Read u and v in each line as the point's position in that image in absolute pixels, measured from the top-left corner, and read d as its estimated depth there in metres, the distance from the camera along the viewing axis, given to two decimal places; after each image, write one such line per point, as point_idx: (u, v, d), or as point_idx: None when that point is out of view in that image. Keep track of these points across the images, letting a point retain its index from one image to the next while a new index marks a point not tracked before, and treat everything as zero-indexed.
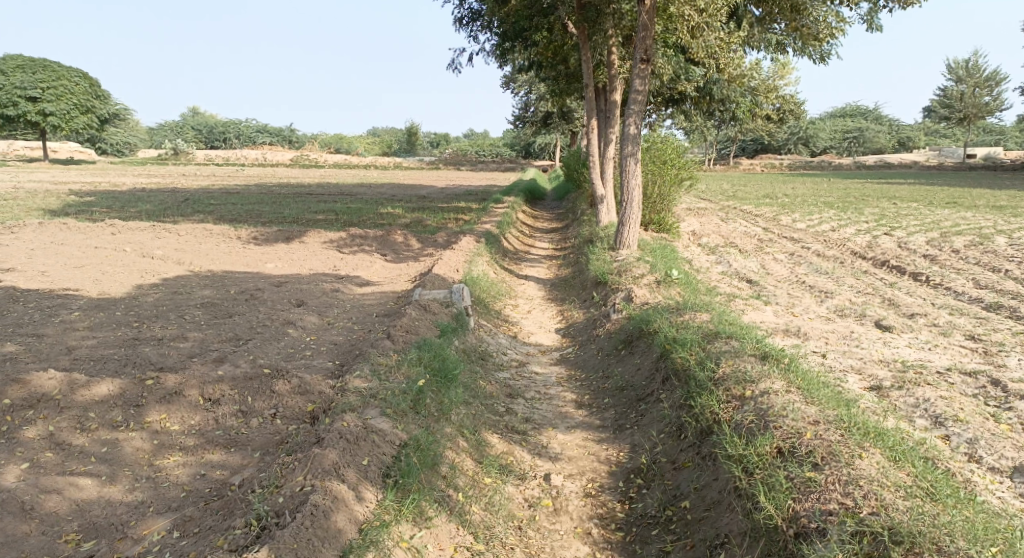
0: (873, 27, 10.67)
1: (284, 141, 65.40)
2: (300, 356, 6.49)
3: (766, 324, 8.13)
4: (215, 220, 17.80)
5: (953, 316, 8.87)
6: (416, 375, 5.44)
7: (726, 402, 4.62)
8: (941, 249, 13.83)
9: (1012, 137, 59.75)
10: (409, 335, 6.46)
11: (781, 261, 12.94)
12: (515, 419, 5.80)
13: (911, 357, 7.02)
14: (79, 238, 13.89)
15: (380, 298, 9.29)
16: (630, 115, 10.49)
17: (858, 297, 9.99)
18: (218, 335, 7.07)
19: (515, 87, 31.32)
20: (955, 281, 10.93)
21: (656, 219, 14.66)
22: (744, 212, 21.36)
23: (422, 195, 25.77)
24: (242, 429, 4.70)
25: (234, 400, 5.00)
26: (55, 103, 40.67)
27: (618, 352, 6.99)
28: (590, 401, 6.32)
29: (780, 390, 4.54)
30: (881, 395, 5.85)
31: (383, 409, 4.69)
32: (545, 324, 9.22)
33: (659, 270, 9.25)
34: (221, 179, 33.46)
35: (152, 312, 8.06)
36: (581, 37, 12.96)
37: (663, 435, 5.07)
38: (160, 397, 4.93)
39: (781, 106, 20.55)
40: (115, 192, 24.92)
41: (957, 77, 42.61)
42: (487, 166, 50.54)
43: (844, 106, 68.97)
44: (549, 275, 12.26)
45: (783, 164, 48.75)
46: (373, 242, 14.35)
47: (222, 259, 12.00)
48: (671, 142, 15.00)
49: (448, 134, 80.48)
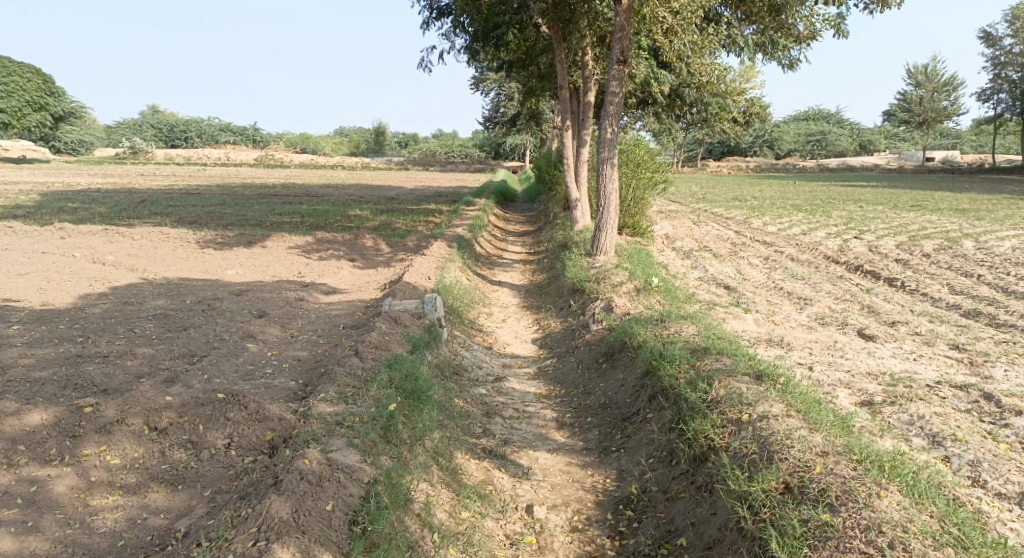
0: (840, 32, 10.57)
1: (248, 140, 63.87)
2: (260, 375, 6.01)
3: (748, 333, 7.86)
4: (173, 223, 17.06)
5: (934, 324, 8.73)
6: (386, 397, 5.00)
7: (722, 426, 4.32)
8: (912, 253, 13.83)
9: (967, 141, 61.47)
10: (379, 351, 6.02)
11: (757, 266, 12.77)
12: (493, 442, 5.41)
13: (898, 369, 6.81)
14: (26, 242, 13.11)
15: (347, 308, 8.82)
16: (605, 116, 10.14)
17: (837, 304, 9.80)
18: (170, 352, 6.54)
19: (485, 88, 30.91)
20: (931, 287, 10.84)
21: (630, 222, 14.41)
22: (715, 215, 21.28)
23: (391, 197, 25.27)
24: (191, 463, 4.23)
25: (184, 429, 4.52)
26: (5, 100, 39.02)
27: (600, 366, 6.64)
28: (572, 421, 5.95)
29: (781, 414, 4.25)
30: (874, 411, 5.60)
31: (350, 439, 4.26)
32: (521, 333, 8.85)
33: (639, 277, 8.95)
34: (182, 179, 32.49)
35: (98, 325, 7.48)
36: (556, 38, 12.68)
37: (653, 461, 4.74)
38: (100, 427, 4.43)
39: (749, 109, 20.55)
40: (67, 193, 23.92)
41: (916, 82, 43.46)
42: (456, 167, 50.09)
43: (807, 108, 70.03)
44: (523, 280, 11.91)
45: (749, 166, 49.17)
46: (340, 246, 13.83)
47: (179, 265, 11.39)
48: (643, 145, 14.79)
49: (415, 136, 79.86)
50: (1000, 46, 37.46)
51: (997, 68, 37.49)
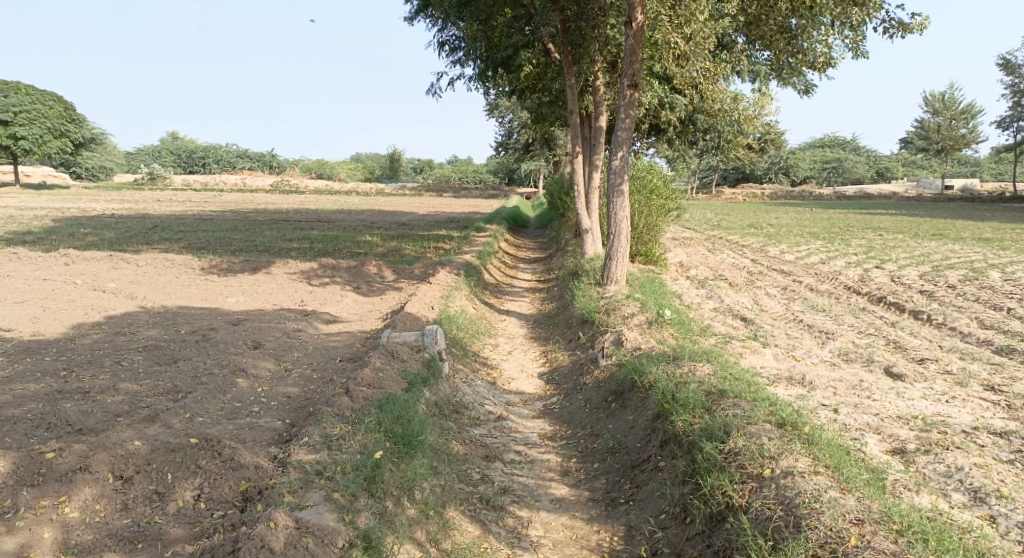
0: (859, 55, 10.19)
1: (265, 166, 64.40)
2: (245, 413, 5.65)
3: (767, 369, 7.40)
4: (180, 249, 16.87)
5: (966, 361, 8.21)
6: (374, 443, 4.62)
7: (741, 482, 3.92)
8: (937, 284, 13.30)
9: (987, 169, 60.66)
10: (371, 389, 5.62)
11: (775, 297, 12.28)
12: (491, 490, 5.00)
13: (930, 412, 6.32)
14: (30, 269, 12.96)
15: (347, 339, 8.46)
16: (615, 143, 9.79)
17: (861, 339, 9.29)
18: (155, 387, 6.21)
19: (498, 114, 30.82)
20: (959, 321, 10.32)
21: (642, 250, 14.04)
22: (731, 242, 20.85)
23: (403, 222, 25.07)
24: (155, 517, 3.87)
25: (151, 479, 4.18)
26: (28, 127, 39.37)
27: (608, 405, 6.22)
28: (577, 466, 5.52)
29: (807, 470, 3.84)
30: (907, 462, 5.13)
31: (329, 493, 3.92)
32: (527, 367, 8.44)
33: (651, 308, 8.53)
34: (196, 204, 32.56)
35: (85, 357, 7.20)
36: (566, 62, 12.34)
37: (665, 517, 4.31)
38: (61, 475, 4.10)
39: (765, 135, 20.19)
40: (82, 218, 24.00)
41: (934, 110, 42.97)
42: (470, 192, 50.21)
43: (823, 135, 69.56)
44: (531, 310, 11.54)
45: (764, 192, 48.77)
46: (345, 273, 13.53)
47: (180, 294, 11.12)
48: (656, 171, 14.43)
49: (430, 162, 80.39)
50: (1019, 74, 36.99)
51: (1017, 96, 36.90)
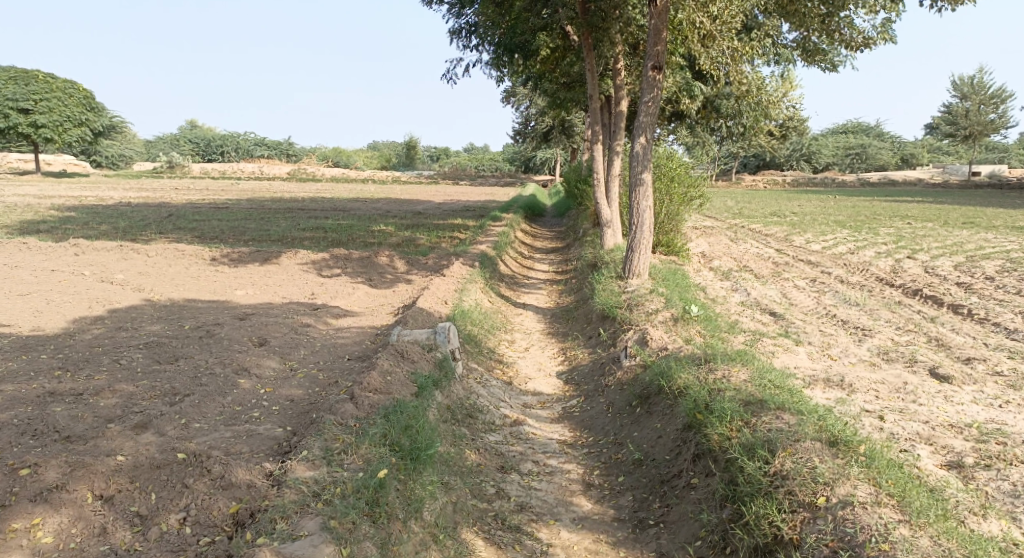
0: (889, 39, 9.57)
1: (282, 154, 64.34)
2: (244, 419, 5.28)
3: (802, 370, 6.90)
4: (192, 239, 16.57)
5: (1015, 362, 7.63)
6: (378, 458, 4.21)
7: (791, 512, 3.53)
8: (974, 275, 12.64)
9: (1016, 155, 59.06)
10: (378, 395, 5.21)
11: (804, 289, 11.70)
12: (507, 507, 4.60)
13: (983, 419, 5.79)
14: (39, 260, 12.69)
15: (357, 336, 8.07)
16: (637, 129, 9.14)
17: (900, 336, 8.73)
18: (151, 388, 5.86)
19: (515, 100, 30.23)
20: (1003, 316, 9.70)
21: (664, 241, 13.51)
22: (754, 231, 20.22)
23: (418, 211, 24.67)
24: (135, 545, 3.50)
25: (134, 499, 3.81)
26: (47, 115, 39.41)
27: (633, 411, 5.77)
28: (600, 480, 5.08)
29: (869, 501, 3.42)
30: (966, 478, 4.64)
31: (325, 520, 3.53)
32: (545, 365, 8.01)
33: (676, 304, 8.03)
34: (213, 192, 32.44)
35: (83, 354, 6.86)
36: (585, 46, 11.80)
37: (701, 544, 3.91)
38: (35, 494, 3.75)
39: (788, 121, 19.51)
40: (98, 207, 23.89)
41: (961, 94, 41.58)
42: (486, 180, 49.71)
43: (846, 120, 68.06)
44: (549, 303, 11.10)
45: (786, 179, 47.71)
46: (358, 264, 13.14)
47: (188, 286, 10.77)
48: (677, 158, 13.89)
49: (446, 150, 80.06)
50: None
51: None
